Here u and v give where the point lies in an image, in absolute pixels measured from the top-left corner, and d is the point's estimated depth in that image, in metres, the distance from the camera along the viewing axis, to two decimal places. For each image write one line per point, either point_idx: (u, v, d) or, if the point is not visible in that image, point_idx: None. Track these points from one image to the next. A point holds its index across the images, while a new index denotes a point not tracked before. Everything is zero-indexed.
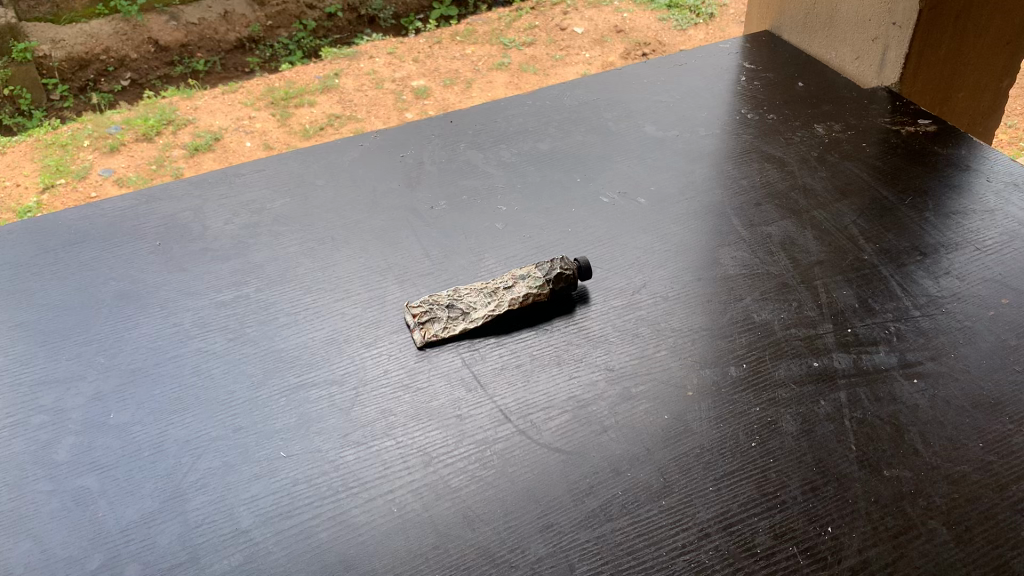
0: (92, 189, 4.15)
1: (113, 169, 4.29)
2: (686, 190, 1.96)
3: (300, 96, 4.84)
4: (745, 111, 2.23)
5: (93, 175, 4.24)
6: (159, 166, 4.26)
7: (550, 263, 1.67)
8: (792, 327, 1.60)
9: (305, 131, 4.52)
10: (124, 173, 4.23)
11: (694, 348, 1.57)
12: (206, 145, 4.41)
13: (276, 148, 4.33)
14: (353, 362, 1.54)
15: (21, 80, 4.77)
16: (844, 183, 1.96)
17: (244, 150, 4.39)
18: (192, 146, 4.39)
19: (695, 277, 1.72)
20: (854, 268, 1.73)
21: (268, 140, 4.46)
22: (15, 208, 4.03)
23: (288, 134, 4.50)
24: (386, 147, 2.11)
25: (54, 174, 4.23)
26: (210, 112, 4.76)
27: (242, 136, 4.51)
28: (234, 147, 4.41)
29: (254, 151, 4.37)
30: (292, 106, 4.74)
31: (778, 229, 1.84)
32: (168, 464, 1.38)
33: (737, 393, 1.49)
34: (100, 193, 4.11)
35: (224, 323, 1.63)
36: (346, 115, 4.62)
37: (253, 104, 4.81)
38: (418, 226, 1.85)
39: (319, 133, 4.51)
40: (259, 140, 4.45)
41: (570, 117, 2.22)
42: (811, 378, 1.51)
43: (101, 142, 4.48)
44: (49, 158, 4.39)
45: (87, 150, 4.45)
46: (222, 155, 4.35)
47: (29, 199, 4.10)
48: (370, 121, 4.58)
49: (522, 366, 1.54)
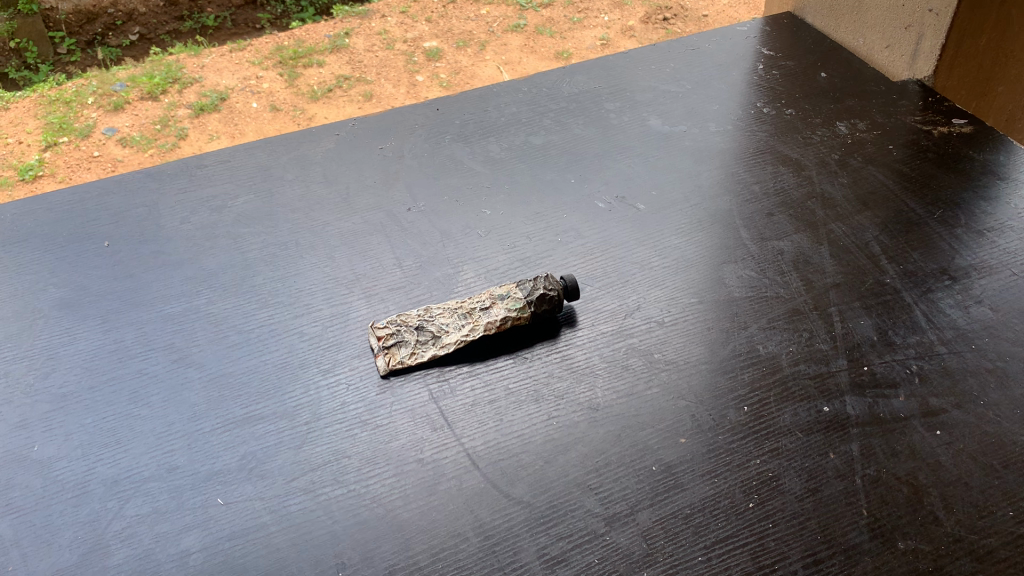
0: (97, 150, 3.09)
1: (111, 127, 3.18)
2: (690, 195, 1.78)
3: (308, 58, 3.54)
4: (760, 105, 2.03)
5: (97, 133, 3.15)
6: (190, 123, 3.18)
7: (533, 282, 1.49)
8: (801, 363, 1.43)
9: (313, 92, 3.35)
10: (128, 133, 3.14)
11: (692, 386, 1.40)
12: (216, 106, 3.25)
13: (283, 115, 3.22)
14: (308, 391, 1.38)
15: (29, 32, 3.70)
16: (867, 192, 1.77)
17: (251, 112, 3.25)
18: (198, 105, 3.25)
19: (696, 300, 1.54)
20: (873, 295, 1.55)
21: (274, 101, 3.31)
22: (15, 165, 3.04)
23: (295, 95, 3.33)
24: (366, 138, 1.92)
25: (57, 130, 3.16)
26: (214, 69, 3.48)
27: (248, 95, 3.33)
28: (241, 108, 3.26)
29: (261, 113, 3.25)
30: (300, 66, 3.51)
31: (791, 244, 1.65)
32: (91, 509, 1.23)
33: (736, 440, 1.32)
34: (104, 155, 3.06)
35: (169, 340, 1.47)
36: (355, 75, 3.45)
37: (261, 62, 3.51)
38: (395, 233, 1.67)
39: (327, 96, 3.32)
40: (265, 101, 3.30)
41: (569, 108, 2.02)
42: (820, 426, 1.34)
43: (105, 98, 3.32)
44: (69, 106, 3.29)
45: (88, 104, 3.30)
46: (229, 117, 3.22)
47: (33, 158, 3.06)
48: (381, 85, 3.41)
49: (495, 401, 1.38)
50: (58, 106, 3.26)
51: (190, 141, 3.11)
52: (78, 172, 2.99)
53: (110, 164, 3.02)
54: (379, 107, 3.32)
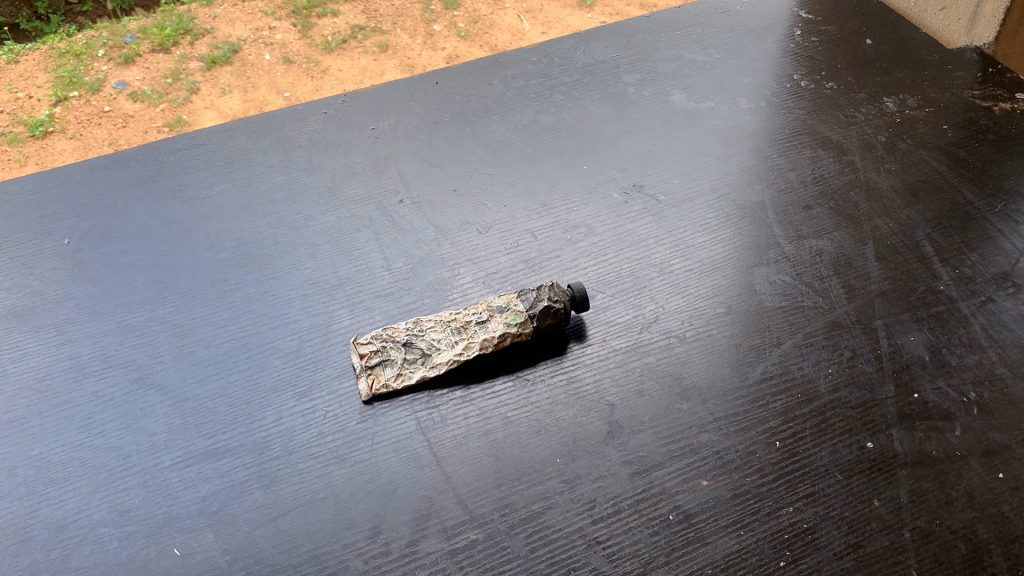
0: (106, 106, 1.94)
1: (133, 81, 1.98)
2: (717, 184, 1.58)
3: (324, 6, 2.23)
4: (796, 78, 1.81)
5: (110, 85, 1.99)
6: (190, 71, 2.02)
7: (536, 291, 1.31)
8: (842, 389, 1.25)
9: (327, 46, 2.10)
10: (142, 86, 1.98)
11: (715, 416, 1.22)
12: (226, 57, 2.06)
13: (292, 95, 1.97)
14: (281, 419, 1.23)
15: None
16: (918, 180, 1.57)
17: (266, 68, 2.05)
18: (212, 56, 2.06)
19: (724, 311, 1.36)
20: (925, 305, 1.36)
21: (288, 55, 2.09)
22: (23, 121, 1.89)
23: (308, 48, 2.11)
24: (355, 116, 1.72)
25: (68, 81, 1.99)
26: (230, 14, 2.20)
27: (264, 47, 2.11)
28: (256, 63, 2.06)
29: (270, 71, 2.03)
30: (313, 17, 2.20)
31: (831, 243, 1.46)
32: (32, 560, 1.09)
33: (765, 484, 1.15)
34: (101, 116, 1.91)
35: (129, 356, 1.32)
36: (371, 26, 2.18)
37: (274, 11, 2.21)
38: (386, 230, 1.50)
39: (344, 47, 2.11)
40: (281, 54, 2.09)
41: (583, 81, 1.81)
42: (862, 467, 1.17)
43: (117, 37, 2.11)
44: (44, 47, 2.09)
45: (100, 48, 2.07)
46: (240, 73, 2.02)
47: (42, 115, 1.92)
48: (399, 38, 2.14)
49: (491, 431, 1.22)
50: (67, 50, 2.05)
51: (198, 96, 1.96)
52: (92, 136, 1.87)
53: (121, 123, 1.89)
54: (395, 64, 2.09)
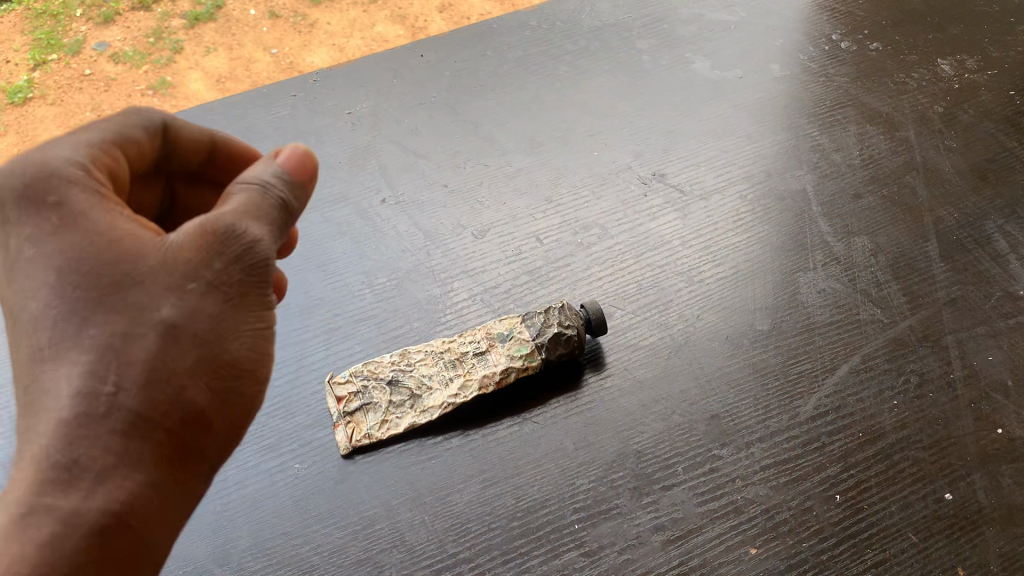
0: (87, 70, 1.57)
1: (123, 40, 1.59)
2: (751, 170, 1.36)
3: None
4: (835, 38, 1.57)
5: (91, 43, 1.61)
6: (173, 28, 1.68)
7: (544, 314, 1.10)
8: (909, 426, 1.05)
9: None
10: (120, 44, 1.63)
11: (762, 464, 1.03)
12: (209, 13, 1.72)
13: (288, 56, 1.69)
14: (246, 481, 1.04)
15: None
16: (985, 159, 1.35)
17: (254, 23, 1.73)
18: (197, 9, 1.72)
19: (766, 329, 1.15)
20: (1001, 315, 1.16)
21: (273, 9, 1.77)
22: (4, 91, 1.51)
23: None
24: (328, 98, 1.49)
25: (45, 37, 1.58)
26: None
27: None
28: (245, 18, 1.74)
29: (255, 29, 1.72)
30: None
31: (886, 240, 1.25)
32: None
33: (825, 550, 0.96)
34: (86, 85, 1.55)
35: None
36: None
37: None
38: (368, 238, 1.28)
39: None
40: (267, 7, 1.76)
41: (590, 48, 1.58)
42: (941, 525, 0.97)
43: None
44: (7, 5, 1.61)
45: (77, 7, 1.65)
46: (229, 29, 1.71)
47: (19, 81, 1.52)
48: None
49: (494, 488, 1.02)
50: (43, 7, 1.61)
51: (182, 55, 1.64)
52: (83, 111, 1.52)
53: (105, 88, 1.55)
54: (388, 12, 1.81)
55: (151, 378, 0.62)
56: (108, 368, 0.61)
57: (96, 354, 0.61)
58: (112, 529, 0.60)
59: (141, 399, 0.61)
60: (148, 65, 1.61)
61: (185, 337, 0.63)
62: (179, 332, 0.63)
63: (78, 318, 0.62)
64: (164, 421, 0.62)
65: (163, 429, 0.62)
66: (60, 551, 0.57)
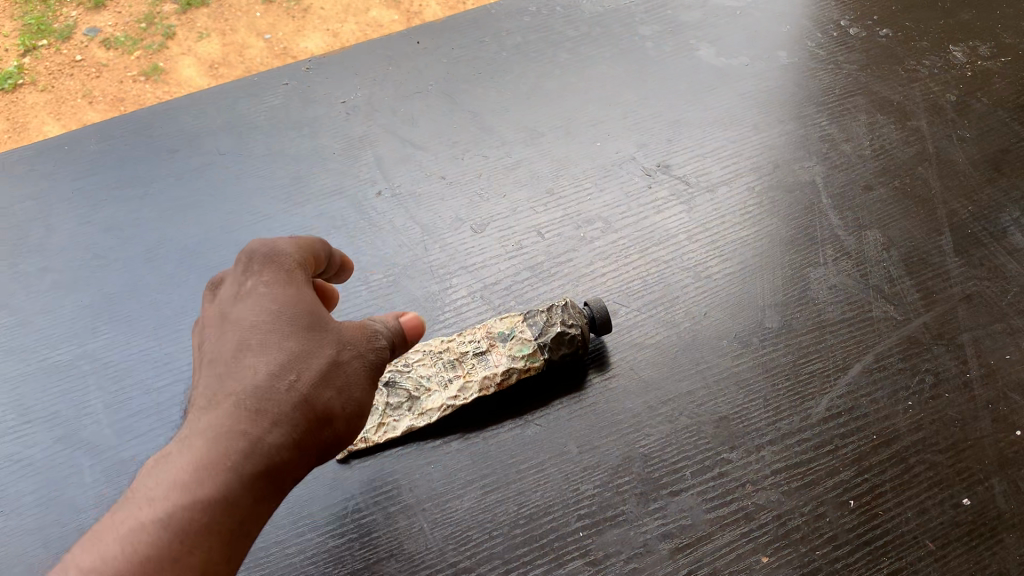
0: (77, 54, 1.57)
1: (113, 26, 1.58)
2: (758, 160, 1.32)
3: None
4: (843, 24, 1.53)
5: (82, 28, 1.60)
6: (165, 13, 1.64)
7: (546, 313, 1.06)
8: (925, 428, 1.02)
9: None
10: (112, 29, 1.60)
11: (773, 468, 0.99)
12: None
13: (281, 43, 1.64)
14: None
15: None
16: (999, 150, 1.31)
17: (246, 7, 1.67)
18: None
19: (776, 327, 1.12)
20: (1018, 312, 1.13)
21: None
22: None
23: None
24: (321, 86, 1.44)
25: (37, 25, 1.59)
26: None
27: None
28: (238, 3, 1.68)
29: (247, 14, 1.66)
30: None
31: (899, 234, 1.21)
32: None
33: (839, 559, 0.92)
34: (76, 70, 1.55)
35: (52, 408, 1.08)
36: None
37: None
38: (364, 233, 1.24)
39: None
40: None
41: (591, 35, 1.53)
42: (960, 532, 0.94)
43: None
44: None
45: None
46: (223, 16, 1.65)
47: (8, 68, 1.54)
48: None
49: (496, 495, 0.98)
50: None
51: (174, 41, 1.60)
52: (73, 96, 1.51)
53: (96, 73, 1.54)
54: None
55: (319, 387, 0.66)
56: (293, 370, 0.65)
57: (289, 357, 0.65)
58: (257, 514, 0.61)
59: (308, 405, 0.65)
60: (139, 50, 1.58)
61: (342, 379, 0.68)
62: (339, 372, 0.68)
63: (284, 328, 0.67)
64: (319, 435, 0.66)
65: (317, 441, 0.66)
66: (227, 501, 0.58)
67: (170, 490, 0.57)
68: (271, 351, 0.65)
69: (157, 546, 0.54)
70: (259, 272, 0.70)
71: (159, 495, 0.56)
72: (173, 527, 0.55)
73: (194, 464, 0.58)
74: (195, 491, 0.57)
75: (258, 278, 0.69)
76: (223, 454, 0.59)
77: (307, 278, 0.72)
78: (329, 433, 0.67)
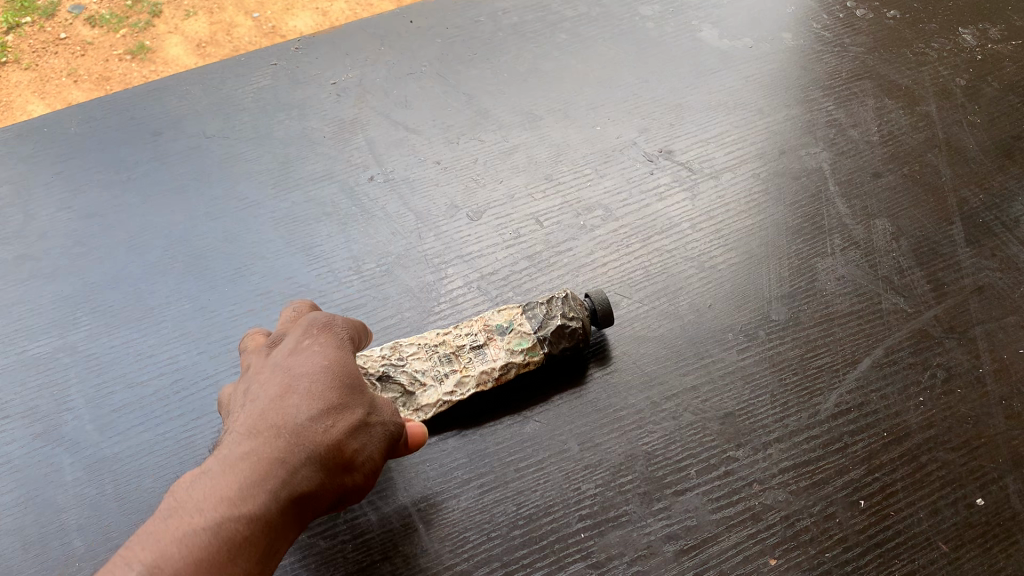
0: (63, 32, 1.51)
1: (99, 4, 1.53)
2: (764, 146, 1.28)
3: None
4: (849, 5, 1.49)
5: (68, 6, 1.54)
6: None
7: (546, 304, 1.02)
8: (937, 426, 0.99)
9: None
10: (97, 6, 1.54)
11: (780, 467, 0.96)
12: None
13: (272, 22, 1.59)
14: None
15: None
16: (1010, 136, 1.27)
17: None
18: None
19: (783, 320, 1.08)
20: None
21: None
22: None
23: None
24: (311, 66, 1.39)
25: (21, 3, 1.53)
26: None
27: None
28: None
29: None
30: None
31: (909, 223, 1.17)
32: None
33: (849, 561, 0.89)
34: (61, 49, 1.49)
35: (30, 402, 1.03)
36: None
37: None
38: (356, 220, 1.20)
39: None
40: None
41: (590, 15, 1.48)
42: (974, 533, 0.91)
43: None
44: None
45: None
46: None
47: None
48: None
49: (494, 495, 0.95)
50: None
51: (161, 19, 1.54)
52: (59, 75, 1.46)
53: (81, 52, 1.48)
54: None
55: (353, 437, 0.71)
56: (331, 419, 0.70)
57: (331, 407, 0.71)
58: (280, 541, 0.65)
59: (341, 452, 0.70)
60: (126, 28, 1.52)
61: (372, 437, 0.73)
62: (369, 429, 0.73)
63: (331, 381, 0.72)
64: (342, 483, 0.71)
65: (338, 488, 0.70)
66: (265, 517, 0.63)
67: (219, 502, 0.61)
68: (314, 398, 0.70)
69: (207, 551, 0.58)
70: (316, 336, 0.76)
71: (208, 504, 0.61)
72: (223, 536, 0.59)
73: (242, 478, 0.63)
74: (238, 504, 0.61)
75: (313, 339, 0.76)
76: (264, 478, 0.64)
77: (352, 348, 0.79)
78: (348, 480, 0.71)
